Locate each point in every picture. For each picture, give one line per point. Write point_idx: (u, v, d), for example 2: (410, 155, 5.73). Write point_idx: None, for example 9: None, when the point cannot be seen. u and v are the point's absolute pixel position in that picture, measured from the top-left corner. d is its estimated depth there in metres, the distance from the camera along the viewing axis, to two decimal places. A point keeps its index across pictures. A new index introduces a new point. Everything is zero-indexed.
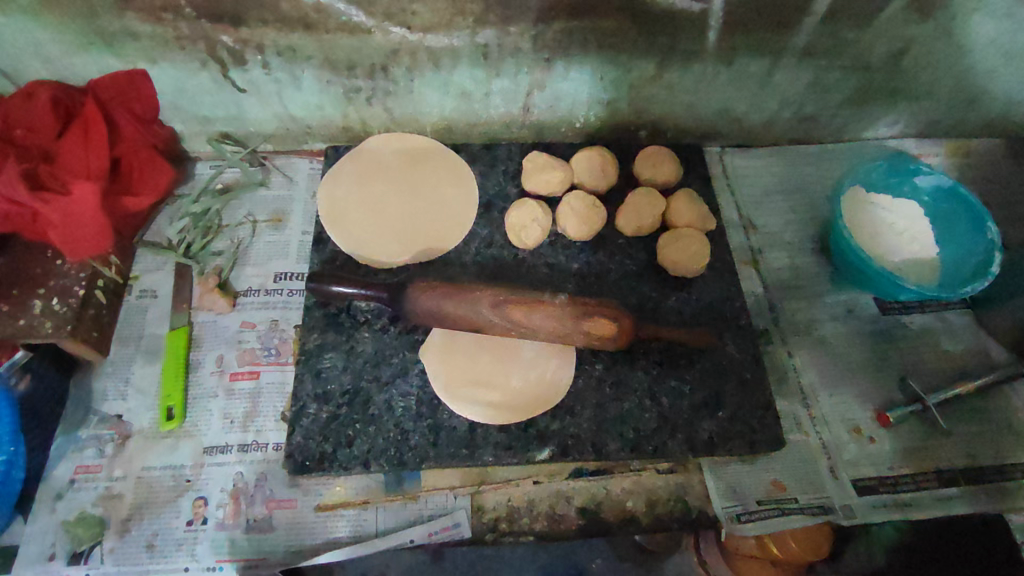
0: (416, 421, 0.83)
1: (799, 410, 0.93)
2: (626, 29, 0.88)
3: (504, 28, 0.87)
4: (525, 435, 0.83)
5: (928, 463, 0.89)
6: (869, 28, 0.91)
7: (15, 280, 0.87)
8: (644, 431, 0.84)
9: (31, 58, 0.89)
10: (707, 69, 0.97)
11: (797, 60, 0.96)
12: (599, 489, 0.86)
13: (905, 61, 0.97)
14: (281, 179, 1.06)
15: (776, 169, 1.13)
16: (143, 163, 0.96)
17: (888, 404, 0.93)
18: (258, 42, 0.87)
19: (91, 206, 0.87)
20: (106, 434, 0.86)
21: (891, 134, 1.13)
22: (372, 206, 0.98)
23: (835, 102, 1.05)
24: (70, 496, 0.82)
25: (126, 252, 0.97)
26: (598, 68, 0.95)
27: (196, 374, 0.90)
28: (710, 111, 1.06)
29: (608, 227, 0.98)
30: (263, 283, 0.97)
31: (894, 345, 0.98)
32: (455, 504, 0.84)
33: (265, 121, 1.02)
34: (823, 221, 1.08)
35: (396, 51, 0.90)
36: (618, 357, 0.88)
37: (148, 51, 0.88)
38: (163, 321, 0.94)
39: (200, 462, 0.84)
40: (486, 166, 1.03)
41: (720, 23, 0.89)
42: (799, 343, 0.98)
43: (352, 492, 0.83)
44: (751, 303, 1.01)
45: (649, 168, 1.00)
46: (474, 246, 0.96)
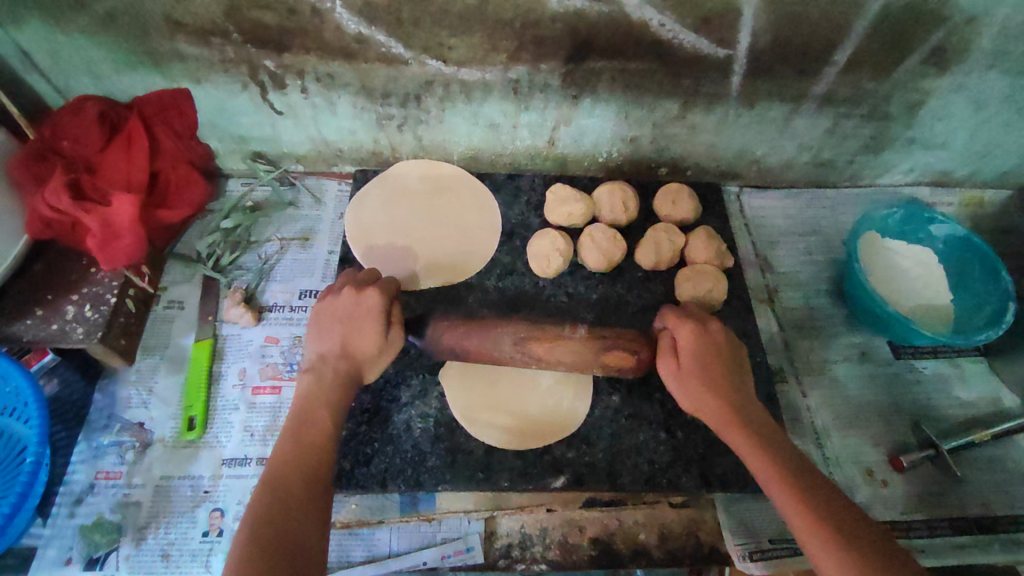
0: (434, 443, 0.84)
1: (813, 449, 0.93)
2: (653, 70, 0.92)
3: (536, 65, 0.91)
4: (541, 462, 0.83)
5: (941, 510, 0.89)
6: (887, 79, 0.94)
7: (49, 286, 0.90)
8: (659, 464, 0.84)
9: (82, 75, 0.93)
10: (729, 112, 1.00)
11: (816, 107, 0.99)
12: (612, 520, 0.85)
13: (922, 112, 1.00)
14: (310, 199, 1.09)
15: (792, 211, 1.15)
16: (178, 180, 1.00)
17: (902, 448, 0.93)
18: (300, 68, 0.91)
19: (129, 216, 0.89)
20: (127, 441, 0.87)
21: (906, 182, 1.16)
22: (399, 228, 1.02)
23: (852, 148, 1.08)
24: (90, 500, 0.83)
25: (156, 263, 0.99)
26: (623, 107, 0.98)
27: (218, 387, 0.92)
28: (730, 152, 1.08)
29: (628, 260, 1.01)
30: (288, 300, 0.99)
31: (907, 388, 0.99)
32: (468, 528, 0.84)
33: (299, 143, 1.06)
34: (838, 262, 1.10)
35: (430, 82, 0.93)
36: (634, 389, 0.89)
37: (194, 72, 0.92)
38: (189, 332, 0.96)
39: (218, 474, 0.85)
40: (510, 197, 1.06)
41: (744, 69, 0.92)
42: (813, 383, 0.99)
43: (366, 512, 0.84)
44: (766, 340, 1.02)
45: (668, 204, 1.03)
46: (495, 273, 0.98)
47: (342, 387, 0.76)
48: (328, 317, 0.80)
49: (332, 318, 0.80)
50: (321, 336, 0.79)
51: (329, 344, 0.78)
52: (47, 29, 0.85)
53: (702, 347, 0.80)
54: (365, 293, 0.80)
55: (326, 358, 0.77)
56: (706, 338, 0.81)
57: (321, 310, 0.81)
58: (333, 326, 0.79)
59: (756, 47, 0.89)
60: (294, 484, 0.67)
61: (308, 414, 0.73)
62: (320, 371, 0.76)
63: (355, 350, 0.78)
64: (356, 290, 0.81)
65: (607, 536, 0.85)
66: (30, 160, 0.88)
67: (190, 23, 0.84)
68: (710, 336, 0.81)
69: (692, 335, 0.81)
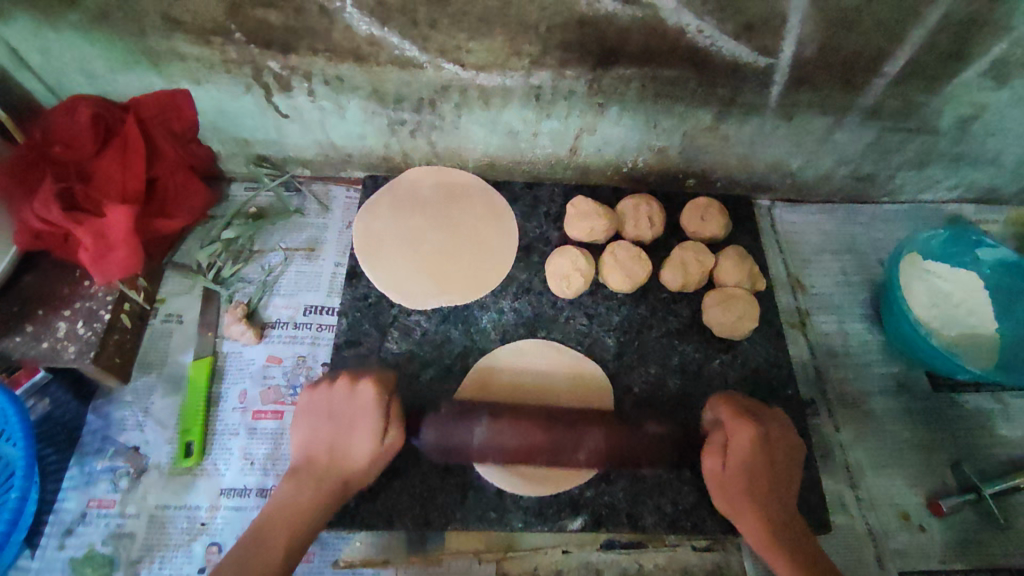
0: (443, 479, 0.79)
1: (845, 490, 0.88)
2: (688, 79, 0.85)
3: (561, 71, 0.84)
4: (558, 501, 0.78)
5: (981, 559, 0.84)
6: (941, 92, 0.87)
7: (40, 300, 0.85)
8: (682, 506, 0.79)
9: (74, 73, 0.87)
10: (766, 123, 0.93)
11: (861, 119, 0.92)
12: (632, 563, 0.81)
13: (975, 127, 0.93)
14: (316, 206, 1.03)
15: (827, 227, 1.08)
16: (178, 185, 0.94)
17: (940, 491, 0.88)
18: (306, 69, 0.84)
19: (124, 229, 0.83)
20: (121, 466, 0.83)
21: (949, 199, 1.09)
22: (409, 240, 0.96)
23: (896, 163, 1.00)
24: (80, 531, 0.79)
25: (154, 274, 0.94)
26: (652, 116, 0.92)
27: (217, 409, 0.87)
28: (764, 165, 1.02)
29: (652, 280, 0.95)
30: (292, 316, 0.94)
31: (946, 424, 0.93)
32: (479, 569, 0.80)
33: (305, 146, 1.00)
34: (876, 284, 1.03)
35: (446, 87, 0.87)
36: (657, 422, 0.84)
37: (193, 72, 0.85)
38: (188, 348, 0.91)
39: (216, 504, 0.81)
40: (528, 208, 1.00)
41: (786, 79, 0.85)
42: (846, 416, 0.93)
43: (373, 549, 0.80)
44: (797, 369, 0.96)
45: (697, 221, 0.96)
46: (511, 292, 0.93)
47: (325, 509, 0.71)
48: (320, 412, 0.75)
49: (319, 414, 0.75)
50: (312, 436, 0.74)
51: (317, 446, 0.73)
52: (36, 25, 0.79)
53: (756, 463, 0.73)
54: (359, 390, 0.75)
55: (313, 463, 0.73)
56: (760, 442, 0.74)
57: (314, 400, 0.76)
58: (319, 428, 0.74)
59: (801, 57, 0.81)
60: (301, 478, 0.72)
61: (306, 463, 0.73)
62: (306, 477, 0.72)
63: (346, 456, 0.73)
64: (349, 383, 0.76)
65: None
66: (18, 166, 0.83)
67: (189, 21, 0.77)
68: (767, 446, 0.74)
69: (750, 445, 0.73)
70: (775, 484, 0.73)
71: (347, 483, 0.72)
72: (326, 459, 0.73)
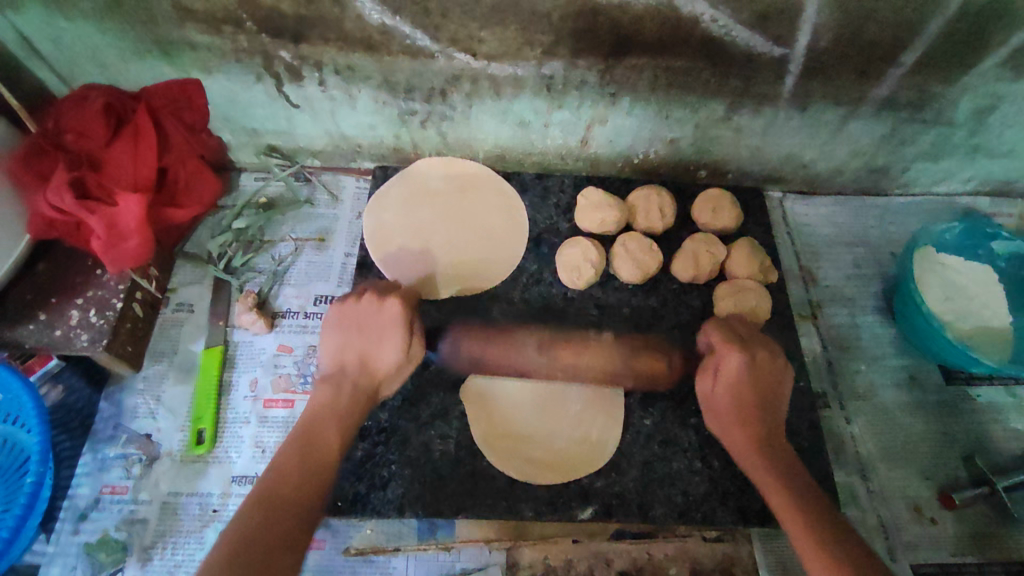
0: (454, 468, 0.79)
1: (856, 482, 0.88)
2: (701, 69, 0.84)
3: (573, 60, 0.83)
4: (568, 491, 0.78)
5: (993, 553, 0.84)
6: (957, 83, 0.86)
7: (53, 288, 0.85)
8: (693, 497, 0.79)
9: (86, 62, 0.87)
10: (779, 114, 0.92)
11: (876, 110, 0.91)
12: (642, 554, 0.81)
13: (991, 118, 0.92)
14: (326, 196, 1.03)
15: (839, 219, 1.07)
16: (189, 174, 0.95)
17: (953, 484, 0.88)
18: (317, 59, 0.84)
19: (136, 217, 0.84)
20: (134, 453, 0.84)
21: (964, 191, 1.08)
22: (420, 231, 0.96)
23: (910, 155, 0.99)
24: (94, 517, 0.80)
25: (165, 263, 0.95)
26: (664, 107, 0.91)
27: (228, 398, 0.87)
28: (776, 156, 1.01)
29: (663, 271, 0.94)
30: (302, 306, 0.94)
31: (960, 418, 0.92)
32: (489, 558, 0.80)
33: (315, 137, 1.00)
34: (889, 277, 1.03)
35: (457, 77, 0.86)
36: (668, 413, 0.84)
37: (204, 61, 0.85)
38: (199, 337, 0.92)
39: (227, 492, 0.82)
40: (538, 199, 1.00)
41: (800, 69, 0.84)
42: (857, 409, 0.93)
43: (384, 537, 0.81)
44: (808, 361, 0.96)
45: (708, 212, 0.95)
46: (521, 282, 0.92)
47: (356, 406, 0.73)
48: (350, 322, 0.77)
49: (349, 323, 0.77)
50: (343, 344, 0.76)
51: (348, 350, 0.76)
52: (49, 14, 0.79)
53: (743, 381, 0.76)
54: (387, 303, 0.78)
55: (345, 367, 0.75)
56: (751, 379, 0.76)
57: (343, 313, 0.78)
58: (350, 333, 0.77)
59: (816, 46, 0.81)
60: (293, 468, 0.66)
61: (316, 428, 0.71)
62: (337, 382, 0.74)
63: (374, 361, 0.76)
64: (378, 298, 0.79)
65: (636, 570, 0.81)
66: (31, 155, 0.83)
67: (201, 10, 0.77)
68: (758, 365, 0.76)
69: (742, 365, 0.76)
70: (768, 425, 0.75)
71: (373, 396, 0.75)
72: (336, 437, 0.71)
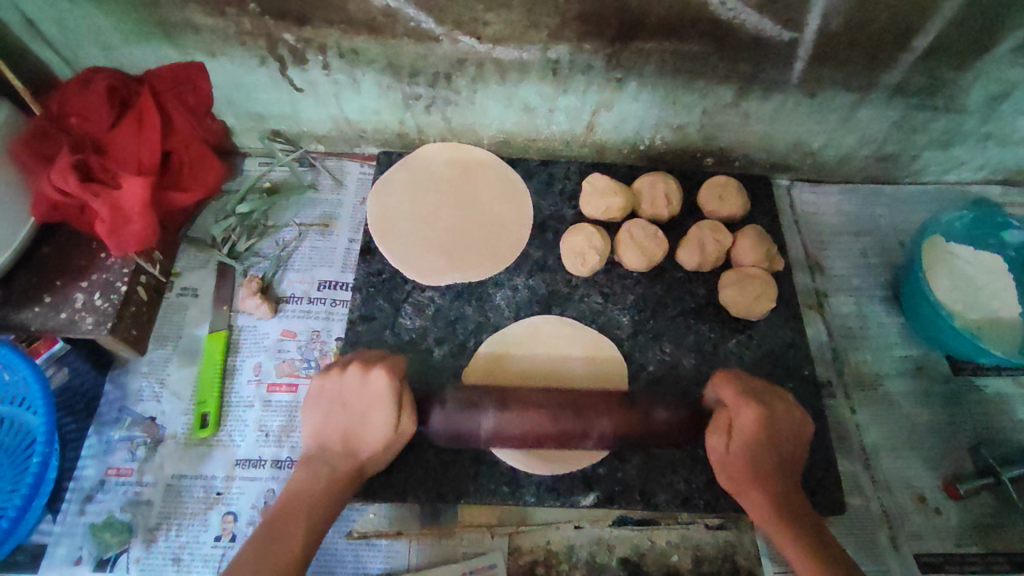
0: (457, 453, 0.79)
1: (860, 471, 0.88)
2: (708, 54, 0.83)
3: (579, 44, 0.82)
4: (570, 477, 0.78)
5: (999, 543, 0.83)
6: (970, 68, 0.84)
7: (58, 272, 0.85)
8: (696, 484, 0.79)
9: (90, 45, 0.87)
10: (788, 101, 0.91)
11: (886, 97, 0.90)
12: (645, 540, 0.81)
13: (1004, 105, 0.90)
14: (330, 181, 1.03)
15: (847, 208, 1.06)
16: (193, 159, 0.94)
17: (958, 474, 0.87)
18: (321, 42, 0.83)
19: (139, 200, 0.84)
20: (138, 436, 0.84)
21: (975, 180, 1.06)
22: (423, 217, 0.95)
23: (920, 143, 0.98)
24: (100, 498, 0.81)
25: (170, 248, 0.95)
26: (671, 92, 0.90)
27: (232, 382, 0.87)
28: (784, 143, 1.00)
29: (668, 259, 0.94)
30: (306, 291, 0.94)
31: (967, 408, 0.91)
32: (491, 543, 0.80)
33: (319, 122, 0.99)
34: (896, 266, 1.02)
35: (462, 61, 0.86)
36: (672, 400, 0.83)
37: (208, 44, 0.85)
38: (203, 321, 0.92)
39: (231, 475, 0.82)
40: (543, 185, 0.99)
41: (809, 54, 0.83)
42: (863, 398, 0.92)
43: (387, 521, 0.81)
44: (814, 350, 0.95)
45: (714, 199, 0.95)
46: (525, 269, 0.92)
47: (337, 489, 0.70)
48: (333, 404, 0.74)
49: (333, 401, 0.73)
50: (323, 424, 0.73)
51: (330, 431, 0.72)
52: None
53: (752, 419, 0.71)
54: (371, 375, 0.72)
55: (326, 451, 0.72)
56: (771, 424, 0.71)
57: (323, 387, 0.75)
58: (330, 417, 0.73)
59: (826, 30, 0.79)
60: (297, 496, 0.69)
61: (317, 453, 0.72)
62: (318, 464, 0.71)
63: (359, 440, 0.72)
64: (362, 370, 0.73)
65: (638, 557, 0.81)
66: (37, 137, 0.83)
67: None
68: (773, 420, 0.72)
69: (756, 423, 0.71)
70: (777, 459, 0.72)
71: (361, 470, 0.72)
72: (338, 459, 0.72)
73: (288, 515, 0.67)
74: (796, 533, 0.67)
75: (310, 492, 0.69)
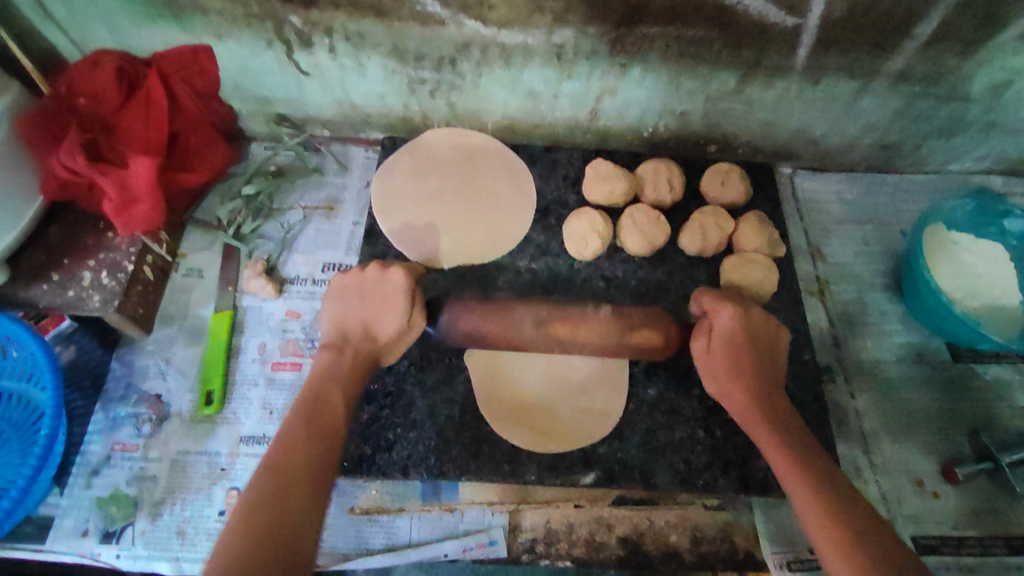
0: (458, 432, 0.80)
1: (859, 456, 0.88)
2: (712, 39, 0.83)
3: (583, 29, 0.83)
4: (570, 457, 0.79)
5: (996, 528, 0.84)
6: (973, 56, 0.85)
7: (66, 251, 0.86)
8: (695, 465, 0.80)
9: (97, 26, 0.87)
10: (791, 87, 0.91)
11: (890, 84, 0.90)
12: (644, 520, 0.82)
13: (1007, 94, 0.90)
14: (335, 166, 1.04)
15: (848, 196, 1.07)
16: (199, 141, 0.95)
17: (956, 459, 0.88)
18: (328, 25, 0.84)
19: (147, 179, 0.84)
20: (144, 413, 0.85)
21: (977, 170, 1.07)
22: (427, 201, 0.96)
23: (922, 131, 0.99)
24: (106, 472, 0.82)
25: (176, 229, 0.96)
26: (674, 78, 0.90)
27: (237, 361, 0.88)
28: (787, 131, 1.00)
29: (670, 244, 0.94)
30: (311, 273, 0.95)
31: (966, 394, 0.92)
32: (492, 521, 0.81)
33: (325, 106, 1.00)
34: (898, 255, 1.02)
35: (467, 45, 0.86)
36: (672, 383, 0.84)
37: (215, 27, 0.85)
38: (209, 301, 0.93)
39: (236, 451, 0.83)
40: (546, 171, 1.00)
41: (813, 40, 0.83)
42: (862, 383, 0.93)
43: (389, 498, 0.82)
44: (814, 336, 0.96)
45: (716, 185, 0.95)
46: (528, 253, 0.93)
47: (358, 371, 0.75)
48: (352, 293, 0.80)
49: (354, 291, 0.79)
50: (342, 311, 0.79)
51: (350, 320, 0.78)
52: None
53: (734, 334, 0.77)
54: (390, 272, 0.80)
55: (345, 336, 0.77)
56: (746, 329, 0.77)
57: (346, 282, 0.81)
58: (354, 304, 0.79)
59: (830, 16, 0.80)
60: (274, 488, 0.61)
61: (295, 446, 0.65)
62: (337, 347, 0.76)
63: (376, 327, 0.77)
64: (380, 267, 0.81)
65: (637, 536, 0.82)
66: (46, 117, 0.83)
67: None
68: (750, 320, 0.78)
69: (732, 320, 0.77)
70: (792, 427, 0.71)
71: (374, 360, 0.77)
72: (316, 454, 0.65)
73: (283, 500, 0.60)
74: (821, 482, 0.65)
75: (287, 490, 0.61)
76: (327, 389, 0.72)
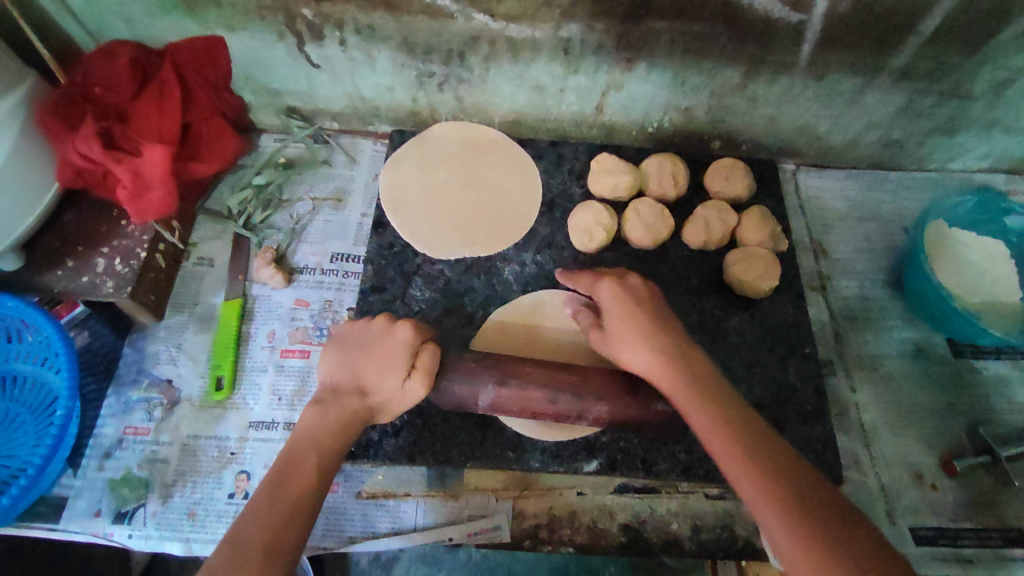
0: (463, 419, 0.81)
1: (858, 448, 0.89)
2: (717, 34, 0.84)
3: (590, 24, 0.84)
4: (574, 444, 0.80)
5: (993, 520, 0.85)
6: (976, 53, 0.85)
7: (80, 238, 0.88)
8: (697, 454, 0.81)
9: (113, 17, 0.89)
10: (795, 83, 0.92)
11: (893, 81, 0.91)
12: (645, 508, 0.83)
13: (1009, 92, 0.91)
14: (344, 158, 1.05)
15: (851, 193, 1.08)
16: (211, 131, 0.96)
17: (955, 453, 0.89)
18: (339, 18, 0.85)
19: (161, 166, 0.86)
20: (155, 397, 0.87)
21: (979, 168, 1.08)
22: (434, 193, 0.97)
23: (925, 129, 0.99)
24: (118, 455, 0.83)
25: (188, 219, 0.97)
26: (680, 73, 0.91)
27: (247, 348, 0.90)
28: (790, 127, 1.01)
29: (674, 238, 0.95)
30: (319, 262, 0.97)
31: (965, 389, 0.93)
32: (496, 507, 0.83)
33: (334, 98, 1.01)
34: (900, 251, 1.03)
35: (476, 38, 0.87)
36: None
37: (228, 18, 0.87)
38: (219, 289, 0.94)
39: (245, 436, 0.85)
40: (552, 165, 1.01)
41: (817, 36, 0.84)
42: (863, 377, 0.94)
43: (396, 483, 0.83)
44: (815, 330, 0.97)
45: (720, 180, 0.96)
46: (534, 245, 0.94)
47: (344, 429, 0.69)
48: (353, 344, 0.75)
49: (353, 344, 0.75)
50: (336, 365, 0.73)
51: (344, 372, 0.73)
52: None
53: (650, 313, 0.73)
54: (398, 329, 0.75)
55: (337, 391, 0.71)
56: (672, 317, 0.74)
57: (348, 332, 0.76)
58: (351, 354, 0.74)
59: (834, 12, 0.81)
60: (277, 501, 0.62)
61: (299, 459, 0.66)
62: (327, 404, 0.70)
63: (369, 387, 0.72)
64: (388, 323, 0.77)
65: (637, 523, 0.83)
66: (60, 105, 0.84)
67: None
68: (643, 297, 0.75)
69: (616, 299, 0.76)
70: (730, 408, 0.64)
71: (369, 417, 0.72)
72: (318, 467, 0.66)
73: (285, 514, 0.61)
74: (764, 470, 0.58)
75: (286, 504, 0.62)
76: (301, 449, 0.67)
